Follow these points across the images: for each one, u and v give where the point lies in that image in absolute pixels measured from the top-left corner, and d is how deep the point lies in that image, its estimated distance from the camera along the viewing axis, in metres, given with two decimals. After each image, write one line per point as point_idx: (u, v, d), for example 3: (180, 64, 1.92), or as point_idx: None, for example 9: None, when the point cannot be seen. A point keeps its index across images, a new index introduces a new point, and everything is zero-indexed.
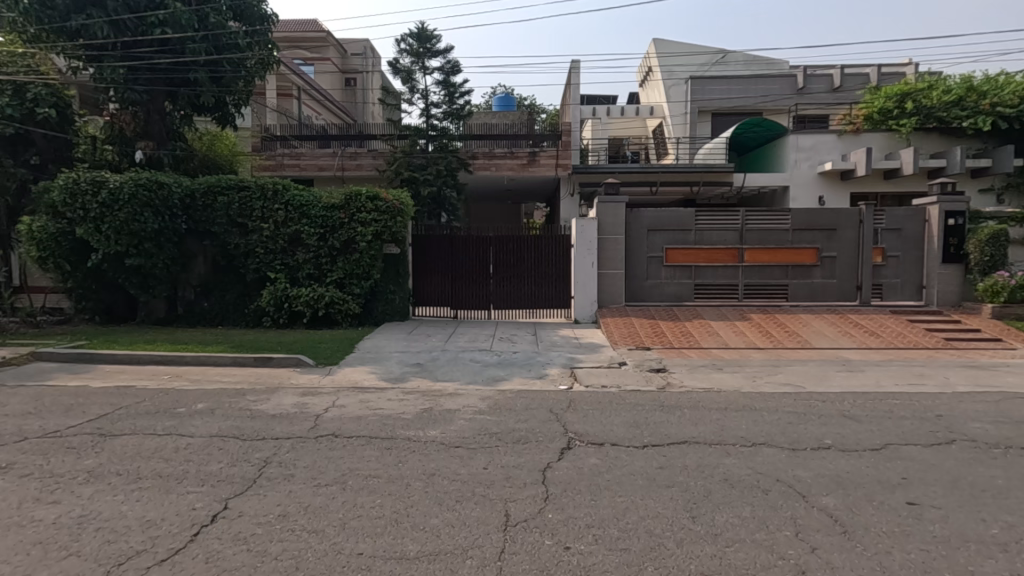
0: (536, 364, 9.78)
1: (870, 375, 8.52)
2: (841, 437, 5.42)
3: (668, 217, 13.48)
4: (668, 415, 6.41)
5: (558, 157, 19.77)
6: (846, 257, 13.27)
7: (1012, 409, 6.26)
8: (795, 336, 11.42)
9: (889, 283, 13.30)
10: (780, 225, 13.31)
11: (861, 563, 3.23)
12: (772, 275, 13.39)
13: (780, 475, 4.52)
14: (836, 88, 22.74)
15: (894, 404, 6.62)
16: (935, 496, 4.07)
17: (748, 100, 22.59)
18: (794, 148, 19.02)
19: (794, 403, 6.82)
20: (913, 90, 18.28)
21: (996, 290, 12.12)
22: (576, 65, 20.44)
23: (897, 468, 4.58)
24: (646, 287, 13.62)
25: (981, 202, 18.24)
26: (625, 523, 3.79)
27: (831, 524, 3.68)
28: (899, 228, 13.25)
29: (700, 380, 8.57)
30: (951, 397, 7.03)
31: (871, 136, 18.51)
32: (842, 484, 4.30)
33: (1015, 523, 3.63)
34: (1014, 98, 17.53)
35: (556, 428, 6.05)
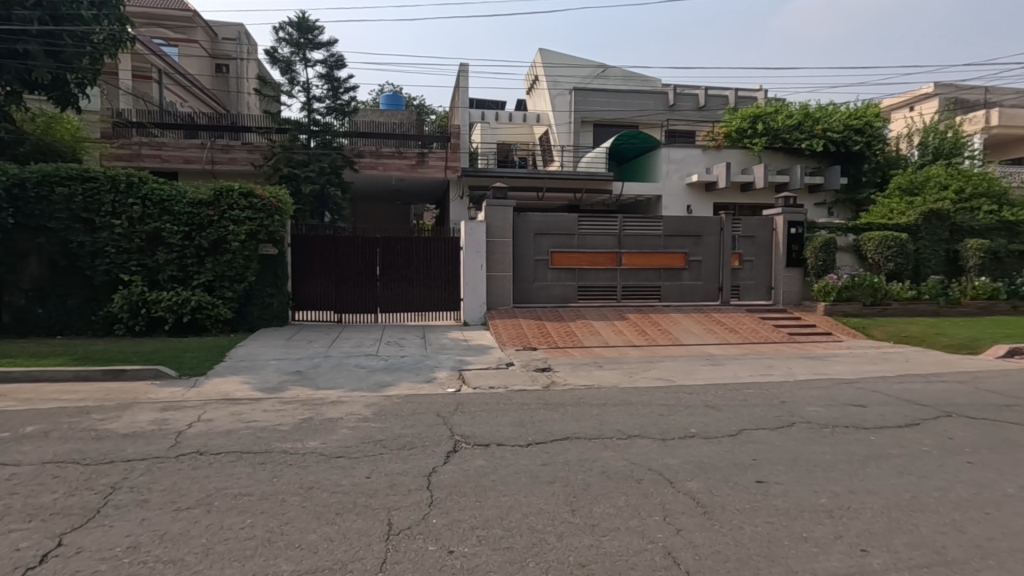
0: (425, 367, 9.66)
1: (729, 368, 9.45)
2: (703, 425, 5.95)
3: (553, 221, 14.01)
4: (552, 413, 6.64)
5: (447, 159, 19.75)
6: (710, 260, 14.60)
7: (838, 394, 7.26)
8: (667, 334, 12.36)
9: (746, 285, 14.82)
10: (654, 231, 14.33)
11: (718, 539, 3.56)
12: (646, 278, 14.39)
13: (651, 464, 4.85)
14: (701, 107, 24.94)
15: (747, 394, 7.39)
16: (779, 473, 4.60)
17: (626, 113, 24.15)
18: (666, 160, 20.63)
19: (664, 396, 7.37)
20: (764, 114, 20.56)
21: (827, 290, 14.02)
22: (464, 68, 20.57)
23: (749, 451, 5.11)
24: (533, 288, 14.04)
25: (816, 214, 21.00)
26: (509, 521, 3.86)
27: (694, 506, 4.02)
28: (753, 235, 14.82)
29: (582, 377, 9.00)
30: (791, 385, 7.99)
31: (730, 152, 20.56)
32: (704, 468, 4.72)
33: (839, 492, 4.21)
34: (840, 126, 20.37)
35: (442, 431, 6.02)
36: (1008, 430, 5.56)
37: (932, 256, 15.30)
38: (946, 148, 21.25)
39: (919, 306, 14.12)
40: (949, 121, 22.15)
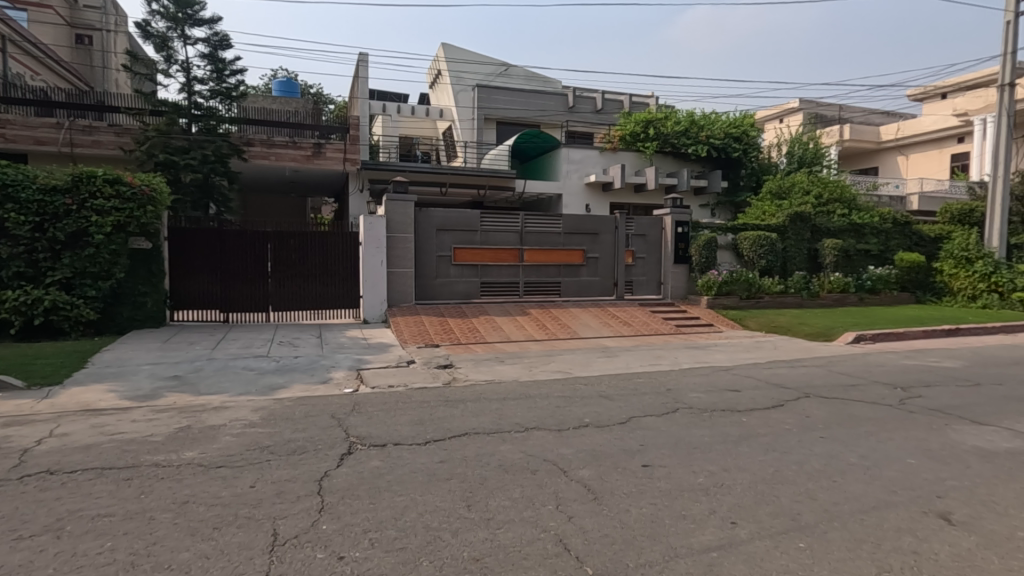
0: (320, 368, 9.24)
1: (622, 360, 9.94)
2: (596, 415, 6.21)
3: (455, 217, 13.93)
4: (452, 409, 6.61)
5: (346, 151, 18.85)
6: (606, 257, 15.26)
7: (717, 380, 7.88)
8: (566, 328, 12.76)
9: (639, 280, 15.66)
10: (554, 228, 14.71)
11: (607, 523, 3.72)
12: (547, 274, 14.76)
13: (547, 455, 4.98)
14: (598, 110, 25.94)
15: (638, 383, 7.82)
16: (663, 456, 4.89)
17: (528, 112, 24.58)
18: (566, 160, 21.28)
19: (562, 388, 7.60)
20: (655, 119, 21.80)
21: (710, 285, 15.19)
22: (363, 58, 19.88)
23: (637, 437, 5.39)
24: (435, 284, 13.93)
25: (700, 214, 22.64)
26: (404, 522, 3.79)
27: (585, 493, 4.17)
28: (645, 234, 15.69)
29: (483, 373, 9.05)
30: (676, 374, 8.56)
31: (625, 155, 21.67)
32: (596, 456, 4.91)
33: (714, 471, 4.56)
34: (722, 133, 22.05)
35: (336, 433, 5.79)
36: (852, 406, 6.34)
37: (796, 255, 17.07)
38: (808, 157, 23.75)
39: (786, 299, 15.70)
40: (810, 133, 24.76)
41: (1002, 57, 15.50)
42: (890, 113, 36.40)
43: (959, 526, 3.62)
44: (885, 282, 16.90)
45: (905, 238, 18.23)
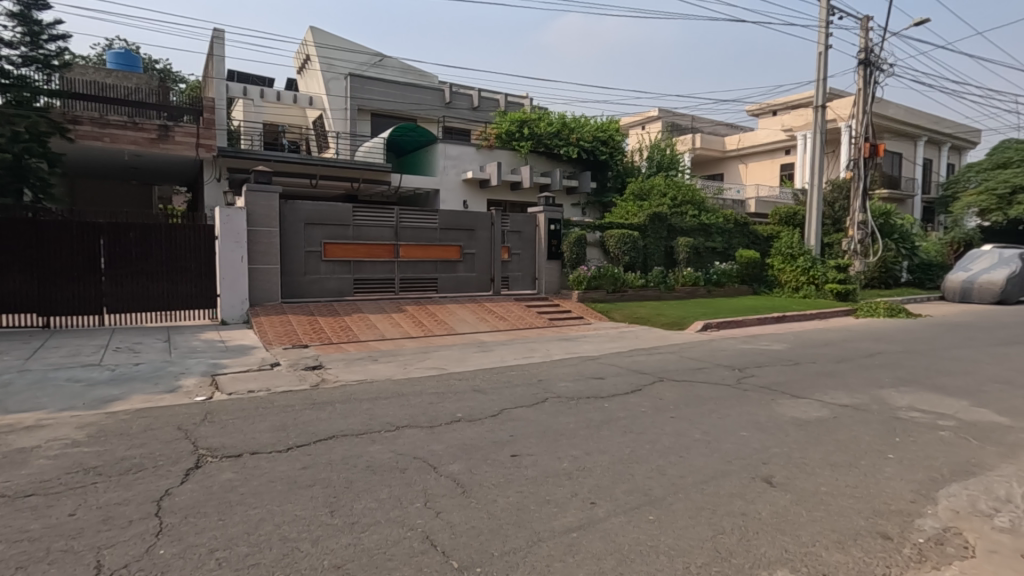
0: (167, 375, 8.29)
1: (498, 354, 10.13)
2: (469, 409, 6.25)
3: (325, 211, 13.23)
4: (318, 412, 6.27)
5: (198, 135, 17.15)
6: (482, 253, 15.42)
7: (584, 369, 8.32)
8: (443, 324, 12.70)
9: (514, 276, 16.04)
10: (430, 224, 14.56)
11: (474, 515, 3.75)
12: (423, 270, 14.57)
13: (417, 452, 4.91)
14: (475, 107, 26.10)
15: (510, 376, 8.00)
16: (531, 445, 5.05)
17: (403, 106, 24.00)
18: (443, 155, 21.17)
19: (436, 384, 7.55)
20: (529, 119, 22.41)
21: (580, 280, 15.99)
22: (218, 34, 18.13)
23: (507, 429, 5.51)
24: (304, 282, 13.15)
25: (572, 213, 23.71)
26: (257, 536, 3.52)
27: (454, 487, 4.17)
28: (520, 231, 16.09)
29: (355, 372, 8.72)
30: (547, 365, 8.90)
31: (501, 153, 22.09)
32: (466, 450, 4.93)
33: (578, 455, 4.79)
34: (590, 136, 23.18)
35: (182, 446, 5.22)
36: (698, 387, 7.03)
37: (656, 251, 18.54)
38: (665, 162, 25.91)
39: (647, 292, 17.02)
40: (668, 140, 27.01)
41: (816, 83, 18.04)
42: (731, 126, 40.91)
43: (778, 486, 4.15)
44: (728, 277, 18.99)
45: (744, 237, 20.59)
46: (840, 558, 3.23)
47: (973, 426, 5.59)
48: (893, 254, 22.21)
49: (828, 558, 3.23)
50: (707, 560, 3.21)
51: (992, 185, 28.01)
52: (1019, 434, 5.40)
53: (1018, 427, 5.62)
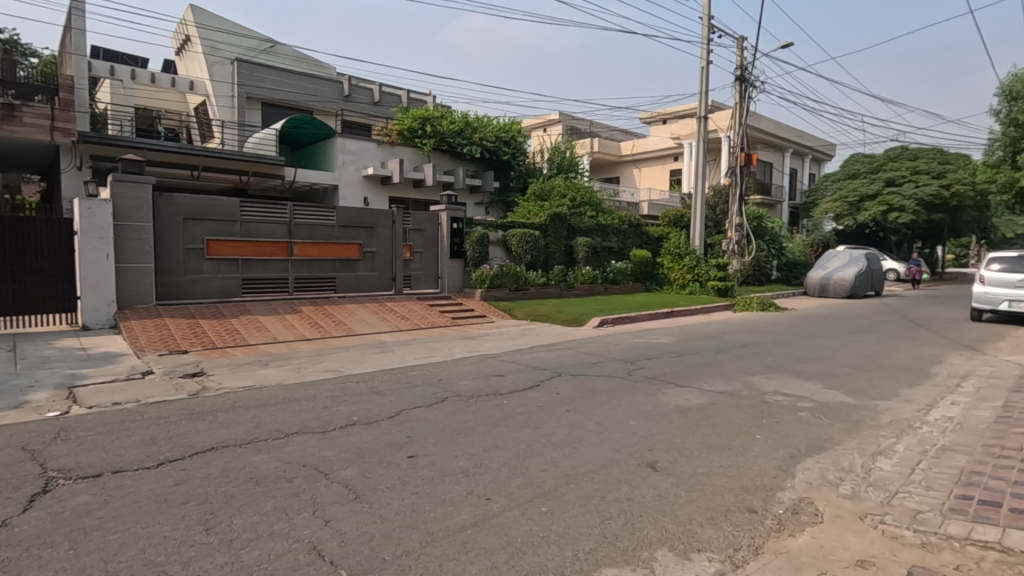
0: (11, 389, 7.24)
1: (398, 354, 9.92)
2: (365, 412, 6.05)
3: (207, 205, 12.22)
4: (196, 423, 5.77)
5: (52, 116, 15.14)
6: (383, 252, 15.01)
7: (485, 367, 8.37)
8: (341, 325, 12.22)
9: (416, 275, 15.77)
10: (326, 221, 13.93)
11: (366, 521, 3.63)
12: (320, 268, 13.92)
13: (307, 460, 4.67)
14: (375, 101, 25.32)
15: (410, 376, 7.86)
16: (428, 446, 4.99)
17: (297, 96, 22.71)
18: (341, 150, 20.36)
19: (330, 388, 7.24)
20: (431, 117, 22.12)
21: (483, 279, 16.06)
22: (77, 4, 16.11)
23: (404, 430, 5.41)
24: (183, 282, 12.07)
25: (475, 212, 23.78)
26: (117, 564, 3.16)
27: (345, 494, 4.02)
28: (422, 229, 15.84)
29: (242, 378, 8.14)
30: (448, 364, 8.85)
31: (403, 150, 21.75)
32: (360, 454, 4.77)
33: (475, 453, 4.81)
34: (494, 137, 23.20)
35: (27, 469, 4.59)
36: (593, 381, 7.33)
37: (556, 250, 19.08)
38: (565, 165, 26.72)
39: (548, 290, 17.46)
40: (568, 143, 27.87)
41: (699, 95, 19.45)
42: (626, 132, 43.11)
43: (661, 471, 4.42)
44: (622, 275, 19.99)
45: (638, 237, 21.78)
46: (713, 534, 3.50)
47: (827, 406, 6.30)
48: (765, 254, 24.54)
49: (703, 535, 3.48)
50: (595, 546, 3.34)
51: (845, 193, 31.71)
52: (861, 411, 6.17)
53: (861, 405, 6.42)
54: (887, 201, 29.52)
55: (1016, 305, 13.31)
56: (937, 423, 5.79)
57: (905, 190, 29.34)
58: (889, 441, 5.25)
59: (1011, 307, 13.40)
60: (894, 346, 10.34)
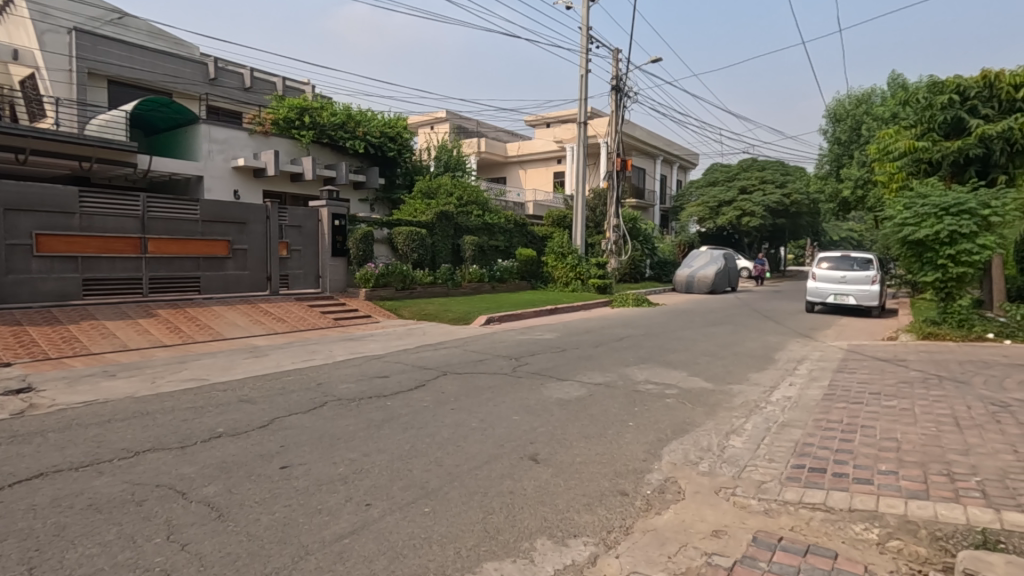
0: None
1: (272, 358, 9.28)
2: (233, 422, 5.58)
3: (36, 194, 10.57)
4: (20, 447, 4.95)
5: None
6: (256, 249, 13.93)
7: (368, 369, 8.10)
8: (207, 329, 11.18)
9: (294, 274, 14.85)
10: (188, 215, 12.66)
11: (229, 540, 3.34)
12: (180, 267, 12.62)
13: (161, 479, 4.20)
14: (247, 87, 23.44)
15: (285, 381, 7.38)
16: (303, 454, 4.72)
17: (152, 75, 20.35)
18: (206, 138, 18.62)
19: (192, 398, 6.57)
20: (310, 107, 20.93)
21: (367, 278, 15.48)
22: None
23: (277, 439, 5.07)
24: (5, 283, 10.35)
25: (358, 208, 22.91)
26: None
27: (206, 513, 3.66)
28: (300, 225, 14.93)
29: (81, 392, 7.13)
30: (328, 367, 8.42)
31: (279, 141, 20.41)
32: (225, 469, 4.39)
33: (354, 458, 4.62)
34: (379, 132, 22.48)
35: None
36: (478, 378, 7.39)
37: (443, 249, 18.97)
38: (452, 163, 26.63)
39: (435, 289, 17.28)
40: (454, 142, 27.80)
41: (579, 101, 20.33)
42: (513, 133, 43.99)
43: (541, 463, 4.56)
44: (509, 273, 20.40)
45: (523, 237, 22.36)
46: (588, 518, 3.68)
47: (690, 392, 6.88)
48: (639, 253, 26.29)
49: (579, 520, 3.65)
50: (477, 542, 3.36)
51: (706, 199, 34.91)
52: (718, 395, 6.83)
53: (718, 390, 7.11)
54: (741, 207, 32.99)
55: (839, 298, 15.53)
56: (778, 402, 6.57)
57: (755, 198, 33.01)
58: (740, 421, 5.87)
59: (836, 299, 15.57)
60: (746, 336, 11.58)
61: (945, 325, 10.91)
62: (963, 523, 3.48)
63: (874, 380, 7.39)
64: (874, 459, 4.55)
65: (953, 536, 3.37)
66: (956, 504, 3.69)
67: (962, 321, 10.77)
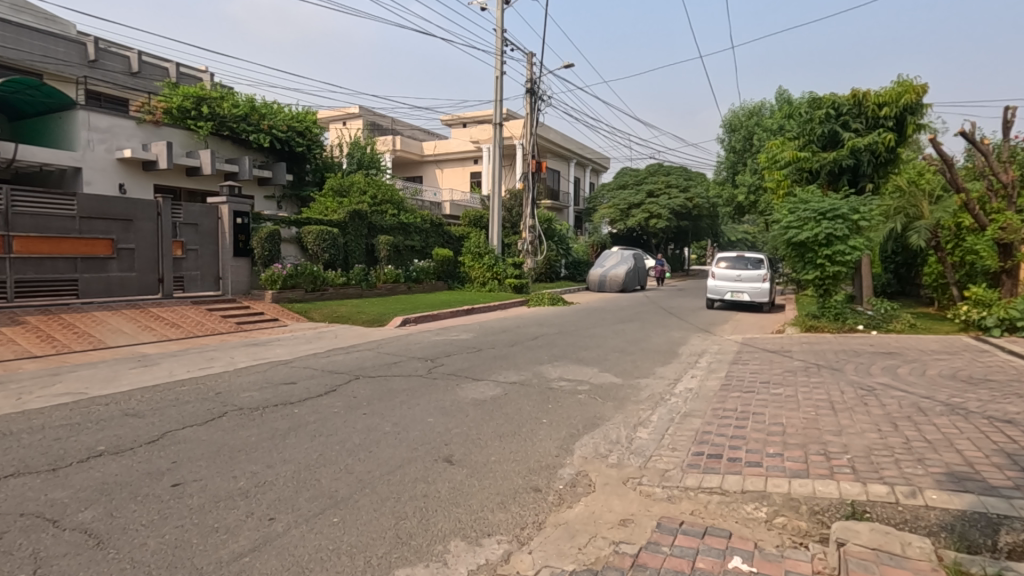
0: None
1: (164, 367, 8.56)
2: (116, 439, 5.08)
3: None
4: None
5: None
6: (145, 249, 12.77)
7: (273, 375, 7.68)
8: (86, 337, 10.11)
9: (190, 275, 13.73)
10: (62, 211, 11.40)
11: (108, 569, 3.04)
12: (53, 269, 11.33)
13: (26, 507, 3.73)
14: (134, 72, 21.44)
15: (179, 392, 6.83)
16: (198, 469, 4.38)
17: (17, 54, 18.05)
18: (85, 126, 16.82)
19: (67, 415, 5.91)
20: (208, 97, 19.64)
21: (274, 279, 14.60)
22: None
23: (168, 455, 4.68)
24: None
25: (264, 206, 21.59)
26: None
27: (81, 542, 3.30)
28: (197, 223, 13.84)
29: None
30: (229, 374, 7.89)
31: (171, 132, 18.87)
32: (105, 491, 3.99)
33: (256, 471, 4.36)
34: (285, 126, 21.32)
35: None
36: (392, 381, 7.23)
37: (356, 248, 18.36)
38: (366, 160, 25.83)
39: (347, 290, 16.71)
40: (368, 138, 27.04)
41: (494, 102, 20.48)
42: (429, 132, 43.45)
43: (456, 464, 4.54)
44: (425, 274, 20.13)
45: (439, 236, 22.19)
46: (502, 517, 3.70)
47: (600, 388, 7.13)
48: (554, 254, 26.91)
49: (492, 519, 3.67)
50: (388, 549, 3.28)
51: (617, 202, 36.35)
52: (627, 389, 7.14)
53: (626, 384, 7.44)
54: (649, 209, 34.70)
55: (735, 295, 16.73)
56: (681, 394, 6.98)
57: (661, 201, 34.87)
58: (647, 413, 6.17)
59: (732, 296, 16.77)
60: (653, 332, 12.18)
61: (823, 318, 12.05)
62: (836, 496, 3.86)
63: (765, 371, 8.06)
64: (763, 443, 4.94)
65: (828, 509, 3.73)
66: (831, 480, 4.09)
67: (838, 314, 11.93)
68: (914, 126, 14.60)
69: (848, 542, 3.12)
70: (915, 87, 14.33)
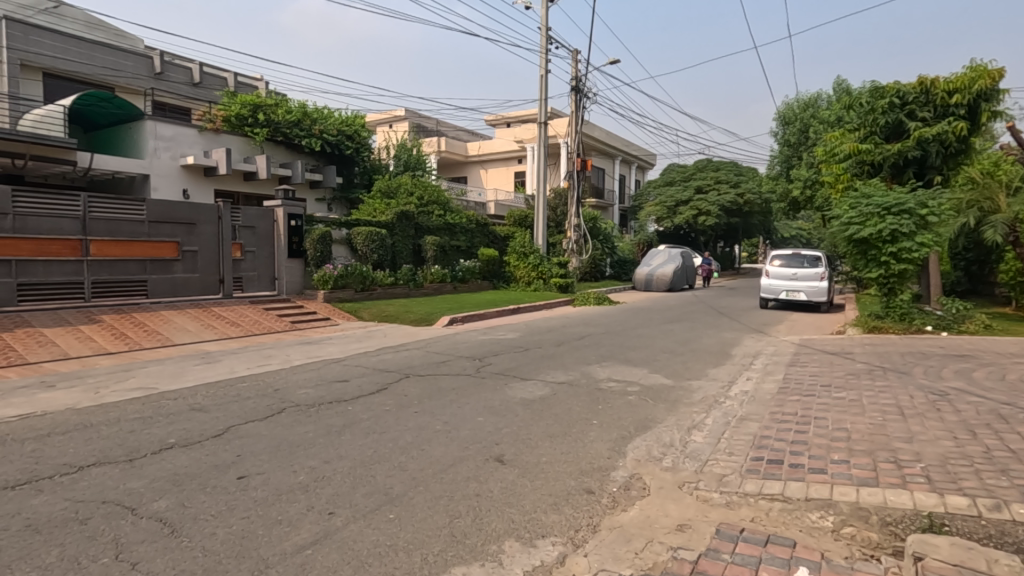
0: None
1: (225, 364, 8.95)
2: (184, 432, 5.34)
3: None
4: None
5: None
6: (207, 251, 13.39)
7: (327, 373, 7.91)
8: (155, 335, 10.69)
9: (248, 276, 14.31)
10: (133, 215, 12.09)
11: (183, 556, 3.19)
12: (125, 270, 12.04)
13: (107, 495, 3.97)
14: (195, 82, 22.53)
15: (240, 388, 7.13)
16: (260, 463, 4.55)
17: (90, 69, 19.27)
18: (152, 135, 17.78)
19: (139, 409, 6.26)
20: (264, 104, 20.32)
21: (326, 279, 15.04)
22: None
23: (232, 449, 4.88)
24: None
25: (316, 208, 22.29)
26: None
27: (157, 530, 3.48)
28: (254, 226, 14.41)
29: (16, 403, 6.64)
30: (285, 372, 8.17)
31: (230, 138, 19.73)
32: (177, 482, 4.20)
33: (314, 465, 4.50)
34: (336, 131, 21.88)
35: None
36: (441, 380, 7.31)
37: (403, 249, 18.70)
38: (412, 162, 26.29)
39: (395, 290, 17.01)
40: (414, 141, 27.49)
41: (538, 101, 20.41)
42: (474, 133, 43.81)
43: (507, 463, 4.54)
44: (470, 273, 20.32)
45: (484, 236, 22.32)
46: (556, 518, 3.68)
47: (651, 389, 7.00)
48: (599, 253, 26.60)
49: (546, 520, 3.65)
50: (443, 547, 3.31)
51: (664, 199, 35.61)
52: (679, 391, 6.98)
53: (677, 386, 7.27)
54: (697, 206, 33.81)
55: (790, 294, 16.10)
56: (736, 397, 6.76)
57: (711, 197, 33.94)
58: (701, 416, 6.01)
59: (787, 295, 16.14)
60: (703, 332, 11.85)
61: (888, 318, 11.42)
62: (910, 507, 3.65)
63: (825, 373, 7.72)
64: (827, 450, 4.72)
65: (901, 521, 3.53)
66: (903, 490, 3.87)
67: (903, 315, 11.30)
68: (989, 113, 13.65)
69: (925, 557, 2.94)
70: (990, 72, 13.40)
